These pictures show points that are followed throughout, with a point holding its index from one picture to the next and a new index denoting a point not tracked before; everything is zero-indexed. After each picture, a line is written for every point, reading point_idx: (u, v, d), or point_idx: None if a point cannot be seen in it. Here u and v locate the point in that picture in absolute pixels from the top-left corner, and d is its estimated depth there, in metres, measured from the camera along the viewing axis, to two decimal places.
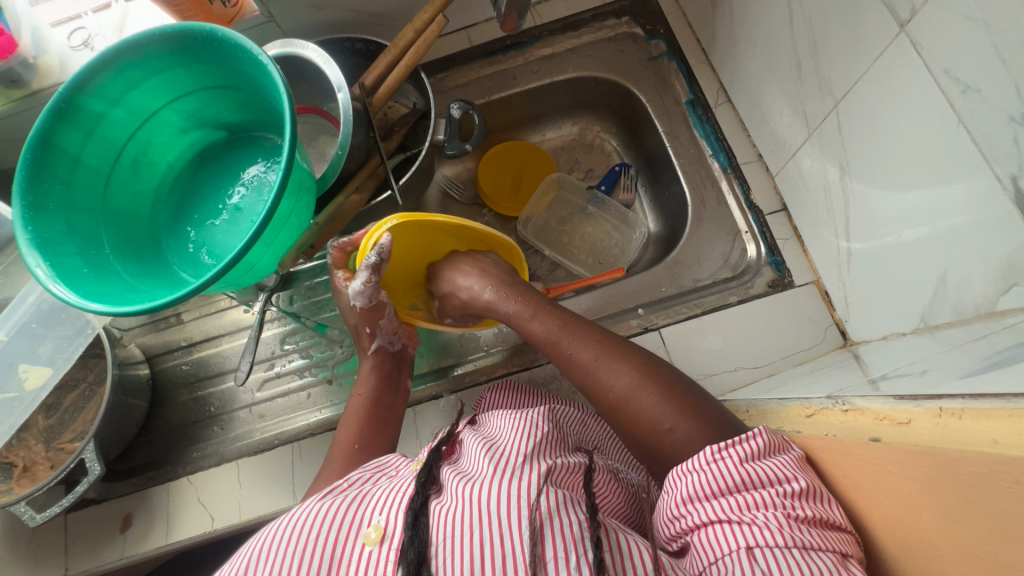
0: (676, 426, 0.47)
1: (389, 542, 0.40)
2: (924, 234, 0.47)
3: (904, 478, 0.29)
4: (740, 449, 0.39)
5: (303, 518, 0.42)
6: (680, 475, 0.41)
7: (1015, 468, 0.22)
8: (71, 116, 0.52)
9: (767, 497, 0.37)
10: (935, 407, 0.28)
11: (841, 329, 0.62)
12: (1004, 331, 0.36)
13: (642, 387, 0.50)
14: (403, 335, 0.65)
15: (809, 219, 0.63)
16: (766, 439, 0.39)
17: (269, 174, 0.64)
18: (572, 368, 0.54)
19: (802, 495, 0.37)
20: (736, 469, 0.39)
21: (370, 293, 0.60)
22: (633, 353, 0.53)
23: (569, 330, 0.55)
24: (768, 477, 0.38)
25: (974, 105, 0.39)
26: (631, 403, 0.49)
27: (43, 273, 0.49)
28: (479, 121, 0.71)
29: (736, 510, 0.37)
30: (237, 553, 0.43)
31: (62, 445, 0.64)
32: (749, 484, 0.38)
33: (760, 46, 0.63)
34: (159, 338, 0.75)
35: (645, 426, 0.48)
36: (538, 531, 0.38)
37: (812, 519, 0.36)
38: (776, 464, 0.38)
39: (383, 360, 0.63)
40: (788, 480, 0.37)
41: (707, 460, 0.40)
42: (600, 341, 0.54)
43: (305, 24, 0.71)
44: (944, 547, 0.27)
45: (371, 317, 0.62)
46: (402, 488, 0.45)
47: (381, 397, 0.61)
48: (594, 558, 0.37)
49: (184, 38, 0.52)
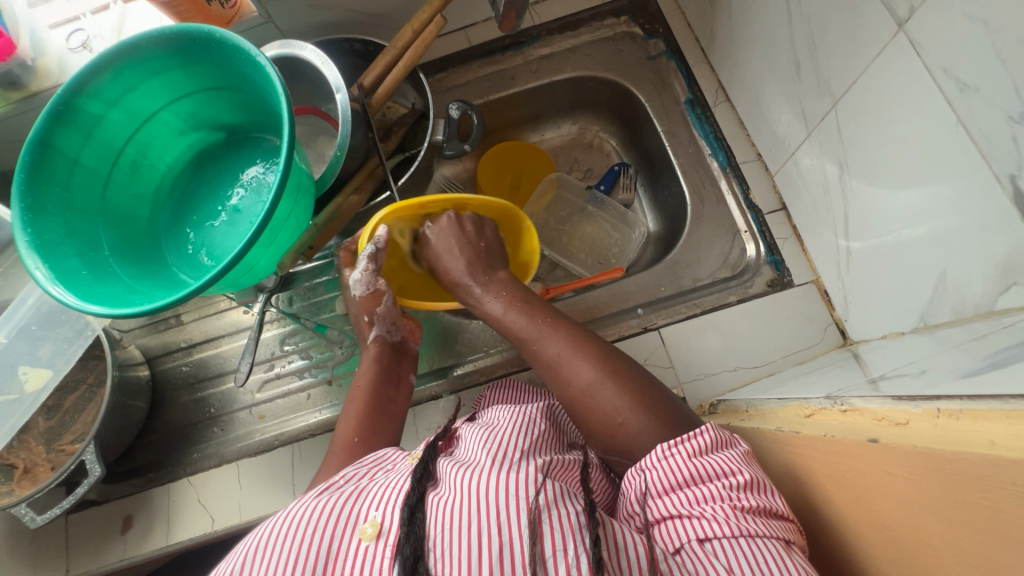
0: (627, 420, 0.48)
1: (385, 538, 0.40)
2: (922, 232, 0.47)
3: (901, 479, 0.29)
4: (689, 445, 0.42)
5: (300, 516, 0.42)
6: (634, 473, 0.44)
7: (1010, 471, 0.22)
8: (69, 118, 0.52)
9: (715, 491, 0.40)
10: (933, 408, 0.28)
11: (840, 328, 0.62)
12: (1004, 331, 0.36)
13: (601, 382, 0.49)
14: (403, 328, 0.65)
15: (808, 218, 0.63)
16: (713, 435, 0.43)
17: (268, 175, 0.64)
18: (539, 362, 0.54)
19: (747, 487, 0.40)
20: (686, 464, 0.42)
21: (368, 279, 0.60)
22: (596, 346, 0.53)
23: (536, 326, 0.55)
24: (715, 471, 0.41)
25: (973, 104, 0.39)
26: (596, 395, 0.49)
27: (43, 276, 0.49)
28: (478, 121, 0.71)
29: (687, 504, 0.40)
30: (233, 551, 0.43)
31: (63, 447, 0.64)
32: (697, 479, 0.41)
33: (759, 45, 0.63)
34: (159, 339, 0.75)
35: (597, 420, 0.49)
36: (536, 527, 0.38)
37: (755, 508, 0.39)
38: (721, 459, 0.42)
39: (382, 352, 0.63)
40: (732, 473, 0.41)
41: (659, 458, 0.43)
42: (565, 334, 0.53)
43: (303, 25, 0.71)
44: (941, 549, 0.27)
45: (369, 304, 0.61)
46: (398, 484, 0.45)
47: (379, 388, 0.61)
48: (592, 551, 0.37)
49: (182, 40, 0.52)
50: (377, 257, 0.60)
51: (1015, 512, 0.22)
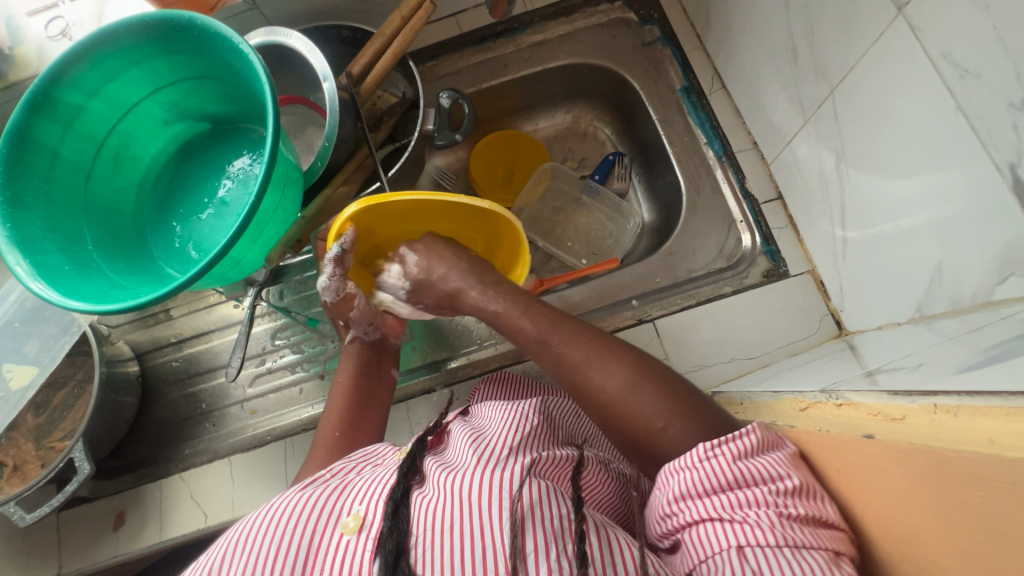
0: (670, 424, 0.45)
1: (367, 530, 0.40)
2: (919, 222, 0.47)
3: (899, 475, 0.28)
4: (732, 446, 0.39)
5: (282, 509, 0.42)
6: (671, 472, 0.41)
7: (1007, 468, 0.22)
8: (48, 109, 0.51)
9: (758, 496, 0.37)
10: (930, 403, 0.27)
11: (836, 318, 0.61)
12: (1001, 322, 0.36)
13: (633, 388, 0.48)
14: (382, 326, 0.64)
15: (805, 207, 0.63)
16: (758, 436, 0.39)
17: (255, 167, 0.63)
18: (562, 367, 0.51)
19: (796, 493, 0.36)
20: (728, 467, 0.38)
21: (336, 287, 0.58)
22: (623, 351, 0.51)
23: (558, 330, 0.53)
24: (759, 475, 0.37)
25: (973, 90, 0.38)
26: (626, 400, 0.47)
27: (24, 271, 0.48)
28: (470, 111, 0.69)
29: (728, 508, 0.37)
30: (214, 544, 0.42)
31: (53, 444, 0.63)
32: (742, 482, 0.38)
33: (755, 31, 0.61)
34: (149, 334, 0.74)
35: (636, 425, 0.47)
36: (519, 523, 0.38)
37: (805, 517, 0.36)
38: (770, 461, 0.38)
39: (363, 349, 0.62)
40: (781, 478, 0.37)
41: (699, 457, 0.39)
42: (591, 341, 0.51)
43: (289, 12, 0.70)
44: (940, 547, 0.26)
45: (343, 309, 0.61)
46: (384, 479, 0.45)
47: (361, 384, 0.60)
48: (575, 551, 0.37)
49: (163, 28, 0.50)
50: (343, 259, 0.57)
51: (1013, 510, 0.22)
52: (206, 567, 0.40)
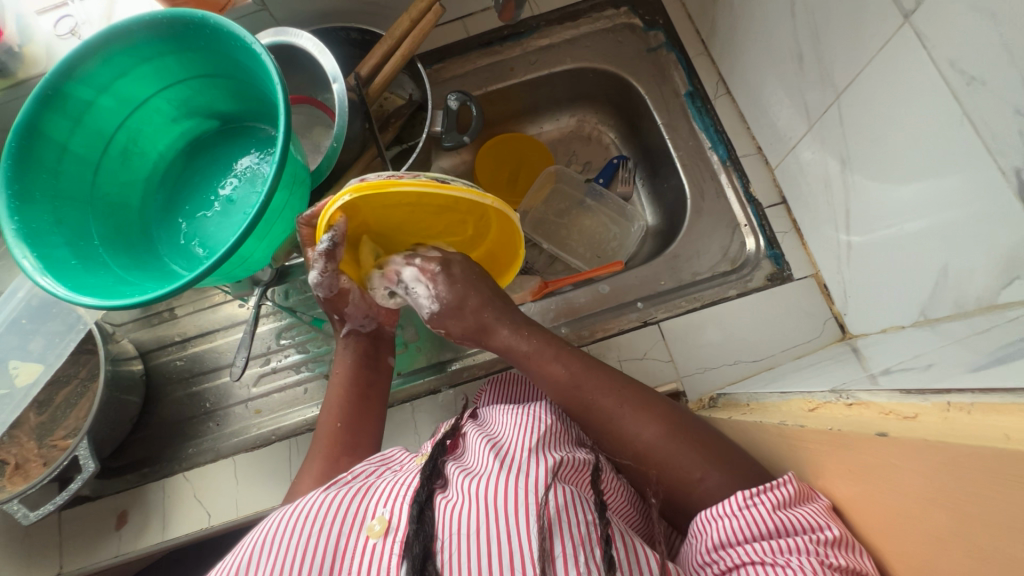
0: (707, 475, 0.46)
1: (394, 534, 0.40)
2: (924, 227, 0.47)
3: (911, 472, 0.28)
4: (771, 496, 0.40)
5: (307, 511, 0.42)
6: (709, 519, 0.42)
7: (1017, 462, 0.22)
8: (59, 103, 0.51)
9: (801, 544, 0.37)
10: (943, 401, 0.28)
11: (840, 322, 0.62)
12: (1007, 324, 0.36)
13: (668, 439, 0.48)
14: (377, 316, 0.61)
15: (808, 212, 0.63)
16: (796, 487, 0.40)
17: (262, 165, 0.63)
18: (593, 414, 0.52)
19: (837, 544, 0.36)
20: (768, 516, 0.39)
21: (327, 284, 0.54)
22: (656, 401, 0.51)
23: (589, 376, 0.53)
24: (800, 524, 0.38)
25: (979, 97, 0.39)
26: (662, 452, 0.48)
27: (31, 265, 0.48)
28: (478, 113, 0.70)
29: (770, 553, 0.38)
30: (237, 545, 0.42)
31: (56, 442, 0.63)
32: (780, 531, 0.38)
33: (760, 37, 0.62)
34: (152, 333, 0.74)
35: (672, 476, 0.48)
36: (547, 527, 0.38)
37: (846, 567, 0.35)
38: (807, 512, 0.38)
39: (355, 343, 0.61)
40: (821, 528, 0.37)
41: (738, 506, 0.41)
42: (624, 390, 0.52)
43: (298, 13, 0.70)
44: (950, 541, 0.27)
45: (337, 303, 0.58)
46: (407, 481, 0.45)
47: (360, 375, 0.60)
48: (603, 555, 0.38)
49: (175, 25, 0.50)
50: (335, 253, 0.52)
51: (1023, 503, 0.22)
52: (232, 566, 0.41)
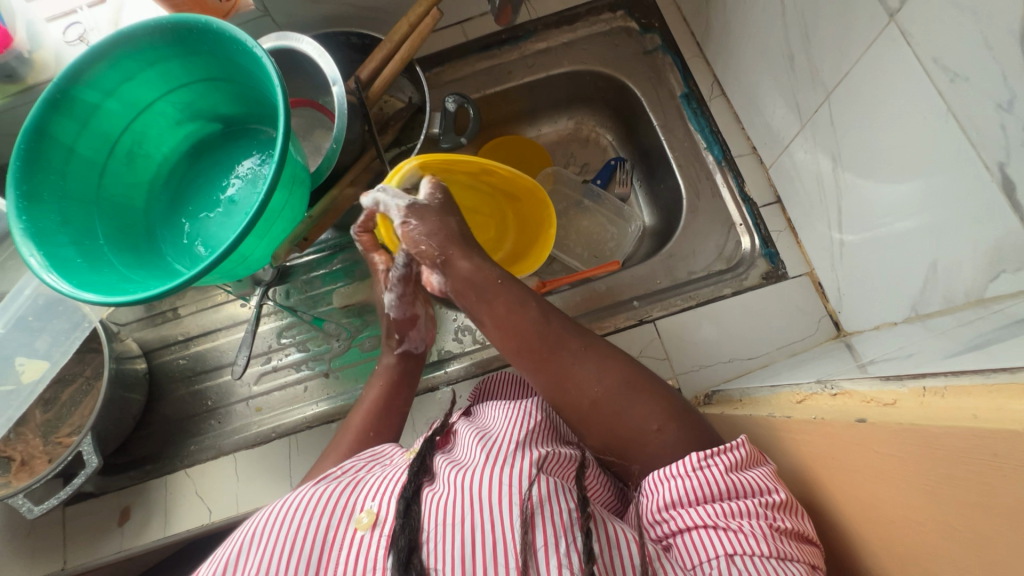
0: (665, 427, 0.48)
1: (380, 527, 0.41)
2: (912, 224, 0.48)
3: (891, 458, 0.29)
4: (724, 459, 0.42)
5: (296, 504, 0.42)
6: (660, 479, 0.43)
7: (992, 442, 0.23)
8: (66, 106, 0.53)
9: (750, 507, 0.39)
10: (920, 386, 0.28)
11: (834, 319, 0.62)
12: (992, 316, 0.37)
13: (628, 391, 0.49)
14: (431, 340, 0.64)
15: (802, 211, 0.64)
16: (746, 451, 0.42)
17: (263, 167, 0.64)
18: (554, 359, 0.51)
19: (781, 507, 0.40)
20: (722, 479, 0.41)
21: (407, 302, 0.60)
22: (616, 353, 0.52)
23: (553, 320, 0.52)
24: (750, 488, 0.40)
25: (962, 93, 0.40)
26: (622, 403, 0.49)
27: (38, 263, 0.50)
28: (474, 115, 0.71)
29: (721, 516, 0.40)
30: (226, 542, 0.43)
31: (61, 439, 0.64)
32: (732, 494, 0.40)
33: (753, 39, 0.63)
34: (156, 332, 0.76)
35: (629, 427, 0.48)
36: (529, 518, 0.39)
37: (790, 530, 0.39)
38: (757, 475, 0.41)
39: (405, 363, 0.62)
40: (769, 492, 0.40)
41: (692, 467, 0.42)
42: (588, 338, 0.52)
43: (300, 18, 0.72)
44: (930, 524, 0.27)
45: (403, 325, 0.61)
46: (395, 477, 0.46)
47: (398, 391, 0.61)
48: (583, 545, 0.38)
49: (179, 30, 0.52)
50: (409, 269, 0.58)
51: (997, 482, 0.23)
52: (220, 563, 0.41)
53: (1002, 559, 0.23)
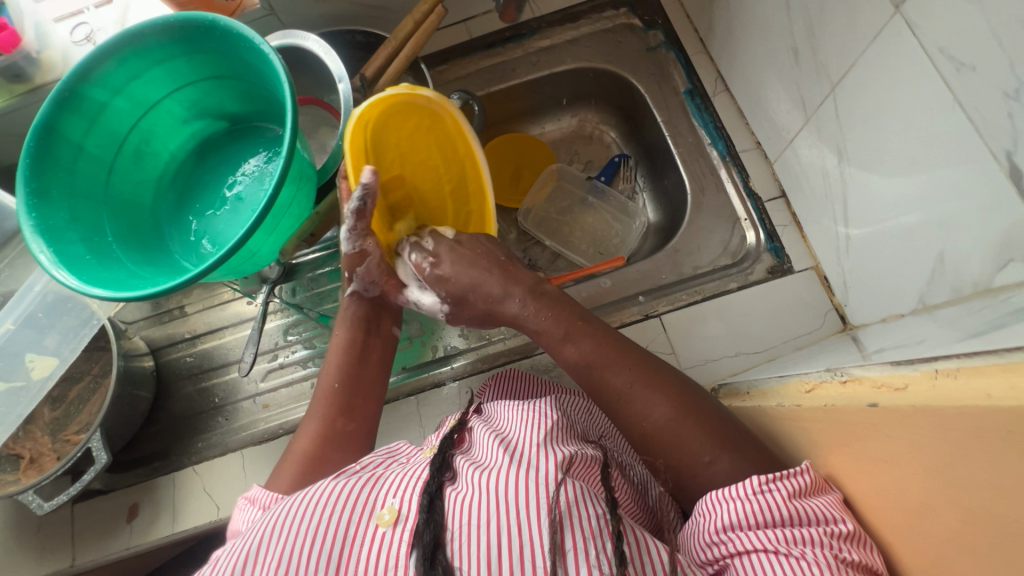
0: (716, 459, 0.46)
1: (402, 524, 0.41)
2: (919, 219, 0.48)
3: (905, 442, 0.29)
4: (786, 484, 0.39)
5: (318, 498, 0.43)
6: (716, 502, 0.41)
7: (1005, 419, 0.23)
8: (75, 105, 0.53)
9: (813, 535, 0.37)
10: (932, 369, 0.28)
11: (840, 313, 0.62)
12: (999, 305, 0.37)
13: (678, 421, 0.48)
14: (383, 285, 0.61)
15: (808, 205, 0.64)
16: (811, 477, 0.39)
17: (270, 164, 0.64)
18: (605, 388, 0.51)
19: (850, 538, 0.36)
20: (782, 504, 0.39)
21: (357, 238, 0.55)
22: (668, 380, 0.51)
23: (604, 351, 0.52)
24: (814, 516, 0.38)
25: (969, 82, 0.40)
26: (671, 434, 0.48)
27: (47, 260, 0.50)
28: (479, 110, 0.72)
29: (782, 543, 0.37)
30: (235, 544, 0.43)
31: (68, 437, 0.65)
32: (794, 520, 0.38)
33: (757, 34, 0.63)
34: (163, 331, 0.76)
35: (679, 457, 0.47)
36: (558, 521, 0.39)
37: (859, 563, 0.35)
38: (822, 504, 0.38)
39: (359, 306, 0.61)
40: (835, 521, 0.37)
41: (752, 490, 0.40)
42: (636, 368, 0.51)
43: (305, 17, 0.72)
44: (944, 506, 0.27)
45: (352, 262, 0.57)
46: (416, 474, 0.46)
47: (357, 340, 0.61)
48: (614, 549, 0.39)
49: (186, 28, 0.52)
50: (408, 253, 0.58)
51: (1011, 459, 0.23)
52: (230, 563, 0.41)
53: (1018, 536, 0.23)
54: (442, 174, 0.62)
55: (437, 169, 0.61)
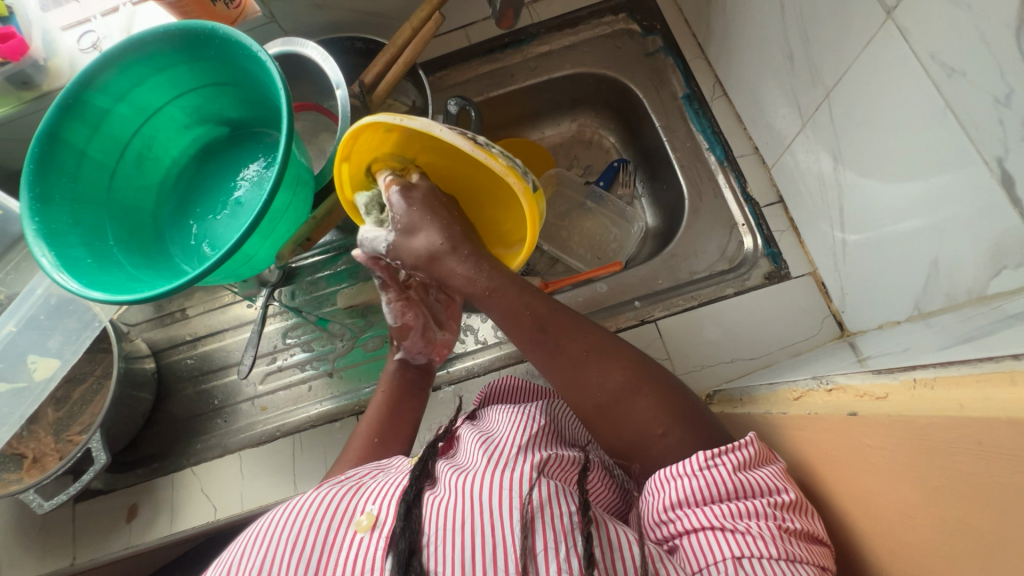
0: (669, 431, 0.46)
1: (379, 529, 0.41)
2: (916, 224, 0.47)
3: (887, 452, 0.29)
4: (731, 458, 0.40)
5: (300, 507, 0.43)
6: (667, 479, 0.42)
7: (978, 431, 0.23)
8: (78, 111, 0.54)
9: (758, 507, 0.38)
10: (910, 378, 0.29)
11: (838, 319, 0.61)
12: (991, 312, 0.37)
13: (632, 393, 0.48)
14: (430, 351, 0.64)
15: (805, 211, 0.63)
16: (755, 449, 0.41)
17: (268, 168, 0.65)
18: (559, 357, 0.51)
19: (790, 507, 0.39)
20: (728, 478, 0.40)
21: (399, 310, 0.62)
22: (623, 352, 0.51)
23: (558, 316, 0.52)
24: (758, 487, 0.39)
25: (959, 88, 0.39)
26: (624, 406, 0.48)
27: (49, 262, 0.51)
28: (477, 116, 0.71)
29: (729, 518, 0.38)
30: (231, 546, 0.44)
31: (71, 437, 0.66)
32: (740, 493, 0.39)
33: (754, 40, 0.63)
34: (165, 333, 0.77)
35: (633, 430, 0.48)
36: (529, 524, 0.39)
37: (801, 531, 0.38)
38: (765, 474, 0.40)
39: (404, 372, 0.63)
40: (778, 491, 0.39)
41: (699, 466, 0.41)
42: (592, 340, 0.51)
43: (306, 24, 0.73)
44: (923, 516, 0.27)
45: (400, 333, 0.63)
46: (398, 481, 0.46)
47: (402, 403, 0.61)
48: (584, 550, 0.38)
49: (186, 36, 0.53)
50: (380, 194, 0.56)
51: (985, 471, 0.23)
52: (225, 567, 0.42)
53: (995, 551, 0.23)
54: (466, 174, 0.56)
55: (459, 171, 0.56)
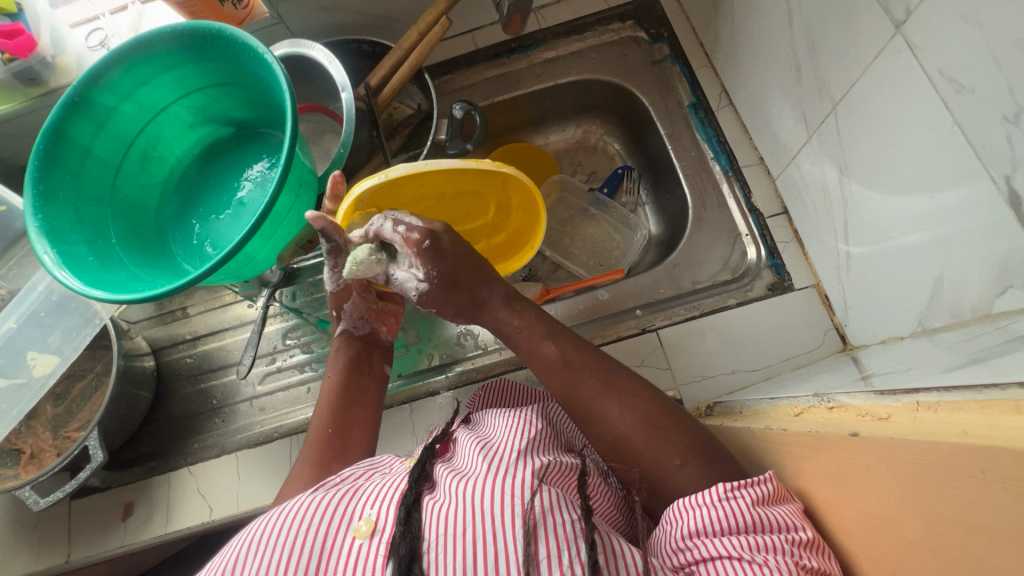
0: (687, 462, 0.46)
1: (379, 535, 0.41)
2: (920, 239, 0.47)
3: (889, 475, 0.28)
4: (751, 491, 0.40)
5: (295, 512, 0.43)
6: (685, 508, 0.42)
7: (981, 459, 0.23)
8: (84, 109, 0.54)
9: (775, 541, 0.37)
10: (913, 401, 0.29)
11: (841, 333, 0.61)
12: (996, 333, 0.36)
13: (650, 425, 0.48)
14: (372, 318, 0.63)
15: (810, 222, 0.63)
16: (774, 486, 0.40)
17: (272, 169, 0.65)
18: (577, 392, 0.51)
19: (808, 545, 0.38)
20: (747, 511, 0.39)
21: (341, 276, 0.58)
22: (640, 385, 0.51)
23: (578, 353, 0.52)
24: (776, 523, 0.38)
25: (968, 105, 0.39)
26: (642, 439, 0.48)
27: (50, 260, 0.51)
28: (481, 122, 0.71)
29: (745, 549, 0.38)
30: (225, 548, 0.43)
31: (69, 434, 0.66)
32: (757, 527, 0.39)
33: (761, 50, 0.63)
34: (165, 331, 0.77)
35: (652, 463, 0.47)
36: (532, 531, 0.38)
37: (817, 570, 0.37)
38: (783, 512, 0.39)
39: (350, 345, 0.62)
40: (795, 528, 0.38)
41: (718, 497, 0.41)
42: (609, 374, 0.51)
43: (313, 26, 0.73)
44: (922, 541, 0.27)
45: (339, 300, 0.60)
46: (395, 485, 0.46)
47: (349, 384, 0.60)
48: (588, 557, 0.38)
49: (193, 36, 0.53)
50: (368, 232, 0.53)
51: (985, 499, 0.23)
52: (217, 569, 0.41)
53: None
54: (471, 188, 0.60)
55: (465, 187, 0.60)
